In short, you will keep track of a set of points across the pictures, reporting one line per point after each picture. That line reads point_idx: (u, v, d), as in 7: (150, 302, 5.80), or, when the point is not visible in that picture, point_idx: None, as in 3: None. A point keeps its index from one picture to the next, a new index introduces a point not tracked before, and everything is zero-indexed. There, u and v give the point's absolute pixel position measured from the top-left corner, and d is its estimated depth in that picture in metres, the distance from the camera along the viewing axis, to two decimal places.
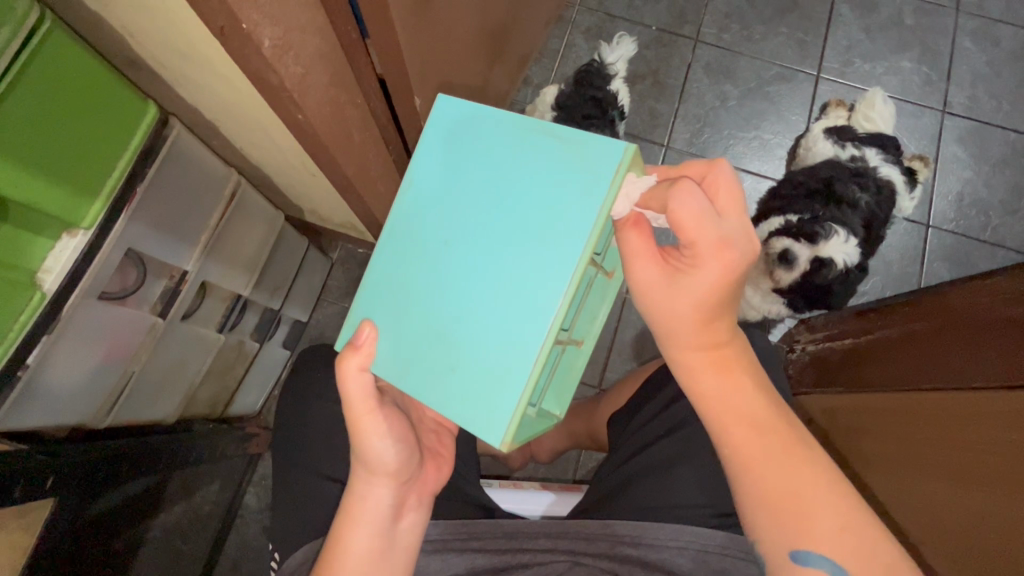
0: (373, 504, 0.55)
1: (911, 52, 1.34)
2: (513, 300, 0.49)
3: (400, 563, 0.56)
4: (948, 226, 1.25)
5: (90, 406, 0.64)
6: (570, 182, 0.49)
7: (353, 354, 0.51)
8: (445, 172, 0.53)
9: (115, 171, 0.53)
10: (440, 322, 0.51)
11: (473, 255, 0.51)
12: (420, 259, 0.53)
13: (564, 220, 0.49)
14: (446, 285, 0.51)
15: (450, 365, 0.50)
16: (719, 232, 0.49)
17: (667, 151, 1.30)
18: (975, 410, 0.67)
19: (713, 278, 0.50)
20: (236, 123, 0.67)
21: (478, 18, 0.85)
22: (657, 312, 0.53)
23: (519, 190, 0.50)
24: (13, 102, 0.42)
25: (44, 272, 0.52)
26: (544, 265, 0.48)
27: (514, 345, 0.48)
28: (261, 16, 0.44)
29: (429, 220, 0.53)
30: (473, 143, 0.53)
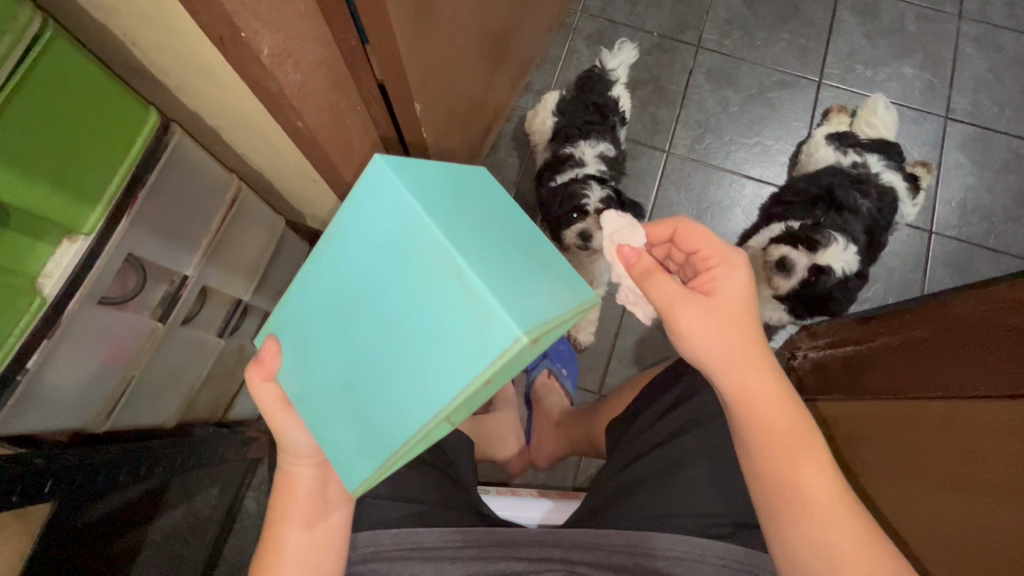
0: (300, 487, 0.57)
1: (914, 59, 1.34)
2: (367, 414, 0.45)
3: (334, 533, 0.57)
4: (951, 233, 1.24)
5: (92, 411, 0.64)
6: (460, 321, 0.40)
7: (256, 367, 0.52)
8: (366, 242, 0.44)
9: (115, 179, 0.53)
10: (317, 384, 0.48)
11: (355, 352, 0.45)
12: (322, 317, 0.48)
13: (431, 378, 0.41)
14: (332, 351, 0.47)
15: (315, 426, 0.49)
16: (720, 244, 0.56)
17: (668, 157, 1.30)
18: (980, 420, 0.66)
19: (741, 282, 0.54)
20: (237, 130, 0.68)
21: (478, 24, 0.86)
22: (713, 338, 0.52)
23: (412, 309, 0.42)
24: (15, 111, 0.42)
25: (44, 278, 0.52)
26: (407, 393, 0.42)
27: (366, 441, 0.45)
28: (260, 24, 0.44)
29: (337, 287, 0.46)
30: (394, 232, 0.42)
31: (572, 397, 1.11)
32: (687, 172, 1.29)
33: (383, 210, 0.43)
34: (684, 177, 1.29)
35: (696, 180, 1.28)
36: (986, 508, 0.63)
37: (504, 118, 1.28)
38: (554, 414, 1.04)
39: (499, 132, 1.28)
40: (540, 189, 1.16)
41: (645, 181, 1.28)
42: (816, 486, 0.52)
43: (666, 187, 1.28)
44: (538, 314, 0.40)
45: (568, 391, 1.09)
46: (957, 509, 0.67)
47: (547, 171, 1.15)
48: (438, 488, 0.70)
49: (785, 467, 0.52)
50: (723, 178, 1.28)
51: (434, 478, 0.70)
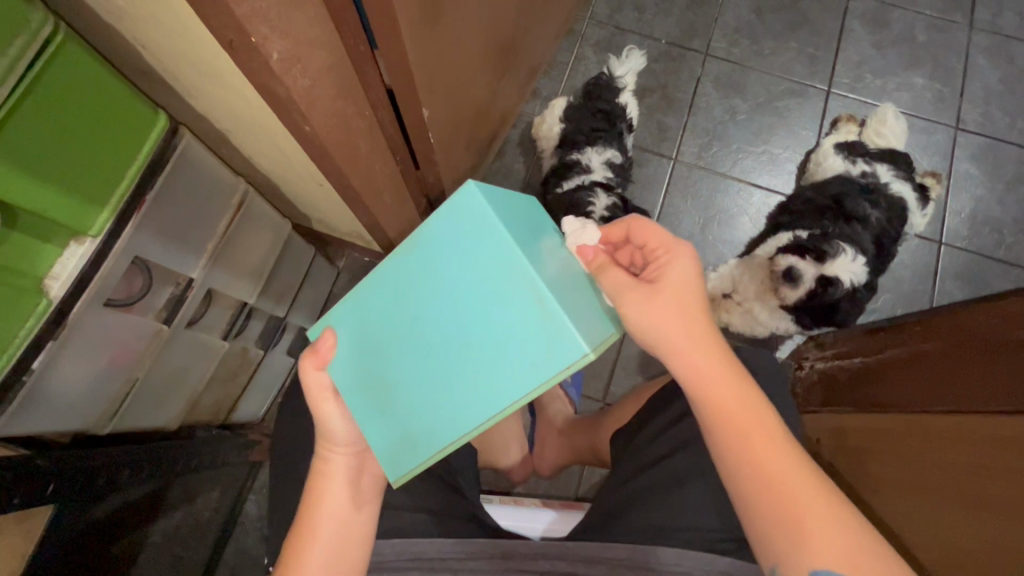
0: (336, 474, 0.57)
1: (923, 68, 1.34)
2: (427, 407, 0.49)
3: (366, 522, 0.57)
4: (961, 244, 1.23)
5: (94, 413, 0.64)
6: (529, 334, 0.44)
7: (311, 355, 0.54)
8: (448, 254, 0.48)
9: (123, 181, 0.53)
10: (375, 378, 0.52)
11: (421, 351, 0.49)
12: (389, 316, 0.51)
13: (498, 380, 0.45)
14: (396, 348, 0.51)
15: (366, 417, 0.52)
16: (667, 235, 0.55)
17: (675, 165, 1.29)
18: (986, 435, 0.65)
19: (684, 268, 0.53)
20: (245, 133, 0.67)
21: (486, 30, 0.86)
22: (656, 322, 0.51)
23: (483, 318, 0.46)
24: (24, 113, 0.43)
25: (51, 279, 0.52)
26: (471, 390, 0.46)
27: (424, 428, 0.49)
28: (270, 30, 0.44)
29: (410, 289, 0.50)
30: (477, 247, 0.46)
31: (576, 404, 1.11)
32: (694, 180, 1.28)
33: (464, 228, 0.47)
34: (691, 185, 1.28)
35: (703, 189, 1.27)
36: (992, 531, 0.62)
37: (511, 124, 1.28)
38: (558, 422, 1.03)
39: (506, 137, 1.28)
40: (547, 195, 1.15)
41: (651, 189, 1.27)
42: (795, 500, 0.49)
43: (672, 194, 1.27)
44: (597, 337, 0.45)
45: (571, 399, 1.08)
46: (961, 527, 0.66)
47: (553, 177, 1.14)
48: (440, 497, 0.69)
49: (737, 446, 0.52)
50: (730, 186, 1.28)
51: (436, 487, 0.70)
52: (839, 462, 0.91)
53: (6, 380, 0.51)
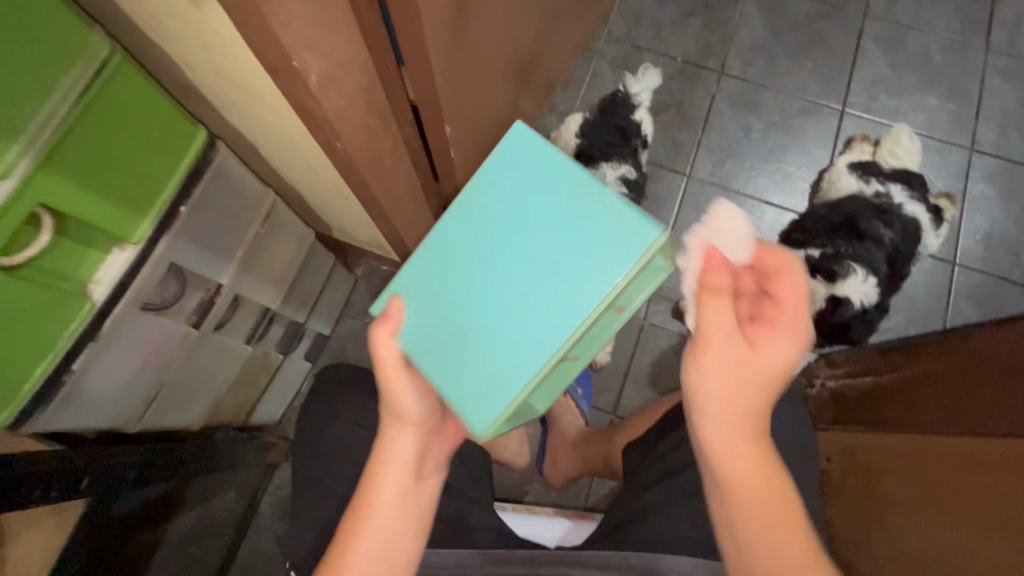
0: (400, 454, 0.58)
1: (938, 89, 1.35)
2: (513, 334, 0.48)
3: (424, 506, 0.59)
4: (976, 265, 1.23)
5: (125, 409, 0.66)
6: (608, 235, 0.47)
7: (383, 322, 0.52)
8: (500, 185, 0.50)
9: (164, 192, 0.56)
10: (452, 325, 0.50)
11: (496, 283, 0.49)
12: (455, 262, 0.51)
13: (583, 285, 0.47)
14: (471, 291, 0.50)
15: (447, 367, 0.49)
16: (802, 310, 0.55)
17: (688, 181, 1.31)
18: (1000, 456, 0.66)
19: (791, 350, 0.53)
20: (276, 147, 0.70)
21: (508, 49, 0.89)
22: (737, 377, 0.52)
23: (559, 236, 0.48)
24: (80, 130, 0.46)
25: (94, 283, 0.54)
26: (560, 308, 0.47)
27: (516, 361, 0.47)
28: (310, 55, 0.47)
29: (477, 232, 0.51)
30: (532, 173, 0.50)
31: (587, 417, 1.12)
32: (707, 197, 1.30)
33: (522, 159, 0.50)
34: (704, 201, 1.29)
35: None
36: (993, 544, 0.61)
37: None
38: (570, 433, 1.05)
39: None
40: None
41: (665, 204, 1.29)
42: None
43: (686, 210, 1.29)
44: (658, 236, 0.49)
45: (583, 411, 1.08)
46: (952, 547, 0.66)
47: None
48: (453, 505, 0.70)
49: (756, 523, 0.52)
50: (743, 203, 1.29)
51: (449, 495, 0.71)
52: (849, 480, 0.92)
53: (49, 380, 0.54)
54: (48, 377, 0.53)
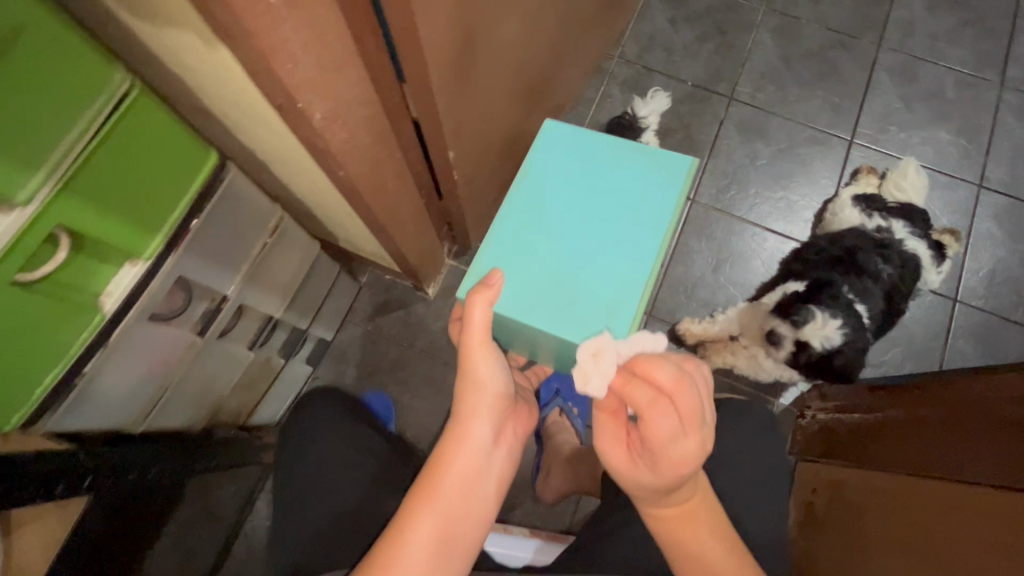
0: (478, 426, 0.55)
1: (949, 124, 1.35)
2: (605, 276, 0.58)
3: (491, 493, 0.56)
4: (977, 303, 1.23)
5: (133, 410, 0.70)
6: (654, 175, 0.63)
7: (484, 290, 0.53)
8: (547, 170, 0.64)
9: (174, 211, 0.59)
10: (553, 277, 0.58)
11: (575, 237, 0.60)
12: (534, 235, 0.60)
13: (643, 228, 0.60)
14: (560, 247, 0.59)
15: (561, 311, 0.56)
16: (676, 445, 0.51)
17: (692, 205, 1.32)
18: (973, 507, 0.67)
19: (662, 481, 0.53)
20: (284, 166, 0.73)
21: (515, 76, 0.91)
22: (621, 483, 0.58)
23: (615, 184, 0.63)
24: (99, 157, 0.49)
25: (105, 296, 0.58)
26: (639, 241, 0.60)
27: (623, 284, 0.57)
28: (314, 95, 0.49)
29: (544, 205, 0.62)
30: (569, 159, 0.64)
31: (581, 436, 1.14)
32: (710, 222, 1.31)
33: (564, 146, 0.65)
34: (707, 226, 1.30)
35: (718, 230, 1.30)
36: None
37: None
38: (562, 451, 1.07)
39: None
40: None
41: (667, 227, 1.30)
42: None
43: (688, 234, 1.30)
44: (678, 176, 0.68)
45: (578, 431, 1.13)
46: None
47: None
48: None
49: None
50: (746, 230, 1.30)
51: None
52: (831, 513, 0.94)
53: (64, 384, 0.57)
54: (64, 381, 0.57)
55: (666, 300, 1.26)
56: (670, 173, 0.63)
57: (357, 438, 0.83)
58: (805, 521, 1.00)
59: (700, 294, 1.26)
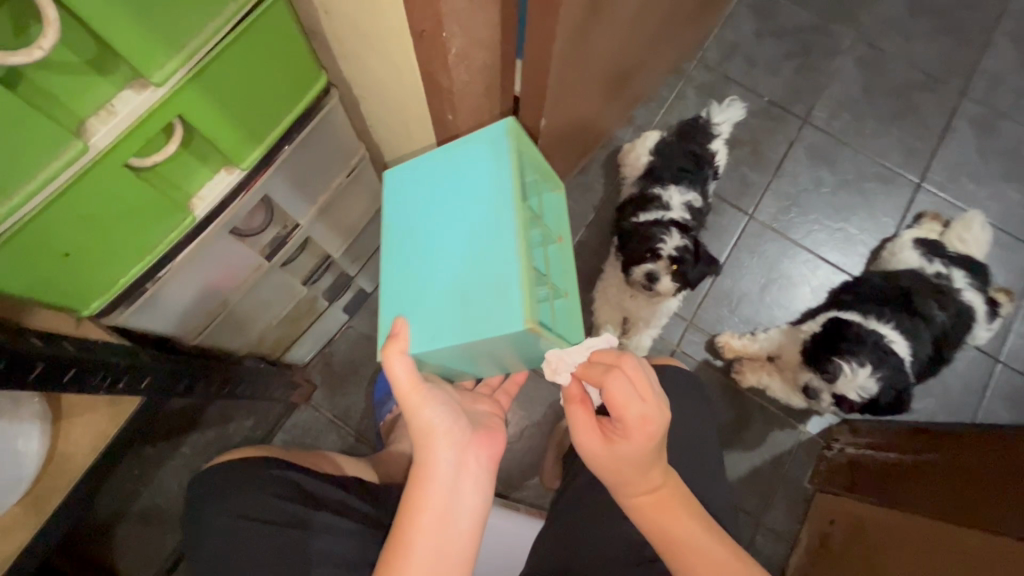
0: (439, 469, 0.51)
1: (1020, 185, 1.32)
2: (484, 276, 0.50)
3: (470, 535, 0.52)
4: (1019, 366, 1.21)
5: (191, 321, 0.70)
6: (488, 151, 0.54)
7: (392, 342, 0.50)
8: (404, 207, 0.57)
9: (279, 125, 0.59)
10: (441, 298, 0.51)
11: (445, 253, 0.53)
12: (411, 260, 0.54)
13: (499, 220, 0.51)
14: (435, 273, 0.52)
15: (454, 330, 0.50)
16: (642, 407, 0.48)
17: (749, 221, 1.30)
18: (1001, 554, 0.65)
19: (640, 452, 0.49)
20: (378, 105, 0.72)
21: (611, 56, 0.90)
22: (596, 471, 0.53)
23: (461, 182, 0.54)
24: (232, 53, 0.48)
25: (198, 198, 0.57)
26: (499, 221, 0.51)
27: (501, 266, 0.49)
28: (457, 29, 0.48)
29: (415, 237, 0.55)
30: (415, 176, 0.57)
31: None
32: (764, 240, 1.29)
33: (405, 181, 0.58)
34: (760, 244, 1.29)
35: (770, 250, 1.28)
36: None
37: (600, 144, 1.30)
38: None
39: (592, 156, 1.31)
40: (620, 223, 1.16)
41: (721, 237, 1.29)
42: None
43: (740, 249, 1.28)
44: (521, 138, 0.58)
45: None
46: None
47: (630, 206, 1.14)
48: None
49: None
50: (798, 254, 1.28)
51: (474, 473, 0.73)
52: (849, 547, 0.93)
53: (134, 286, 0.56)
54: (136, 282, 0.56)
55: (710, 310, 1.25)
56: (496, 139, 0.54)
57: (246, 501, 0.60)
58: (820, 553, 1.00)
59: (744, 311, 1.25)
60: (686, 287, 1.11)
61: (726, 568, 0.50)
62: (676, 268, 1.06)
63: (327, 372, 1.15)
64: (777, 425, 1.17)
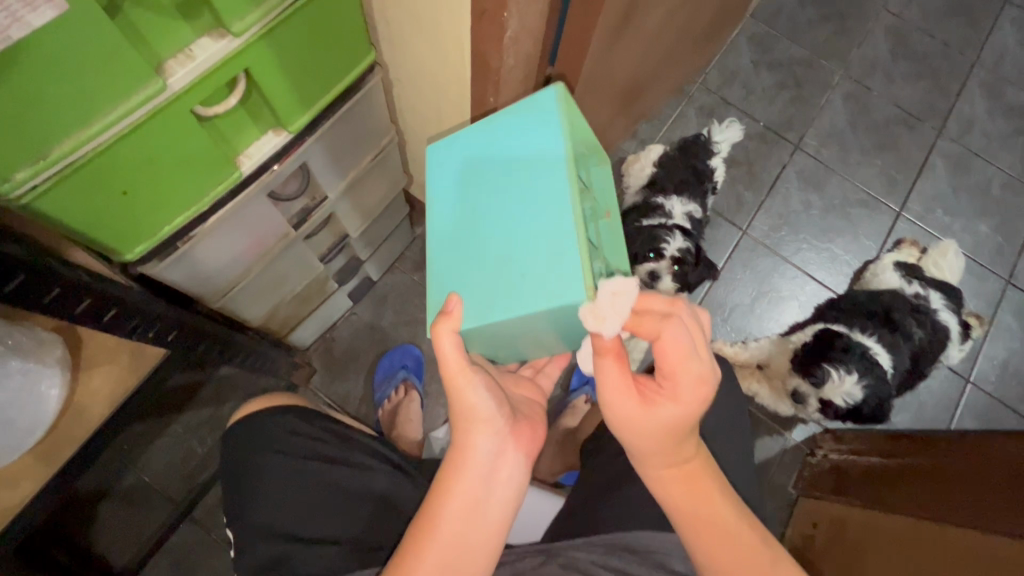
0: (477, 457, 0.50)
1: (990, 219, 1.42)
2: (539, 247, 0.50)
3: (494, 527, 0.50)
4: (987, 388, 1.28)
5: (216, 284, 0.71)
6: (535, 123, 0.54)
7: (445, 318, 0.49)
8: (453, 185, 0.58)
9: (328, 95, 0.61)
10: (492, 271, 0.52)
11: (495, 225, 0.53)
12: (461, 237, 0.56)
13: (549, 189, 0.51)
14: (484, 246, 0.53)
15: (503, 300, 0.50)
16: (698, 367, 0.50)
17: (743, 236, 1.36)
18: (986, 547, 0.69)
19: (683, 413, 0.50)
20: (414, 89, 0.75)
21: (629, 67, 0.95)
22: (626, 435, 0.52)
23: (509, 154, 0.55)
24: (302, 16, 0.51)
25: (245, 156, 0.58)
26: (550, 191, 0.51)
27: (554, 236, 0.49)
28: (516, 12, 0.52)
29: (464, 213, 0.56)
30: (462, 152, 0.58)
31: None
32: (756, 256, 1.35)
33: (451, 159, 0.59)
34: (752, 259, 1.35)
35: (762, 265, 1.34)
36: None
37: (606, 155, 1.36)
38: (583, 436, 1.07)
39: None
40: (624, 228, 1.20)
41: (716, 251, 1.35)
42: None
43: (733, 262, 1.34)
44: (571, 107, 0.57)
45: None
46: None
47: (633, 213, 1.19)
48: None
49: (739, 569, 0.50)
50: (788, 270, 1.34)
51: None
52: (833, 545, 0.97)
53: (166, 241, 0.57)
54: (168, 237, 0.57)
55: (703, 319, 1.30)
56: (542, 111, 0.54)
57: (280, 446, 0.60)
58: (805, 551, 1.04)
59: (735, 321, 1.30)
60: (684, 290, 1.15)
61: (743, 542, 0.51)
62: (677, 269, 1.11)
63: (328, 357, 1.15)
64: (765, 431, 1.23)
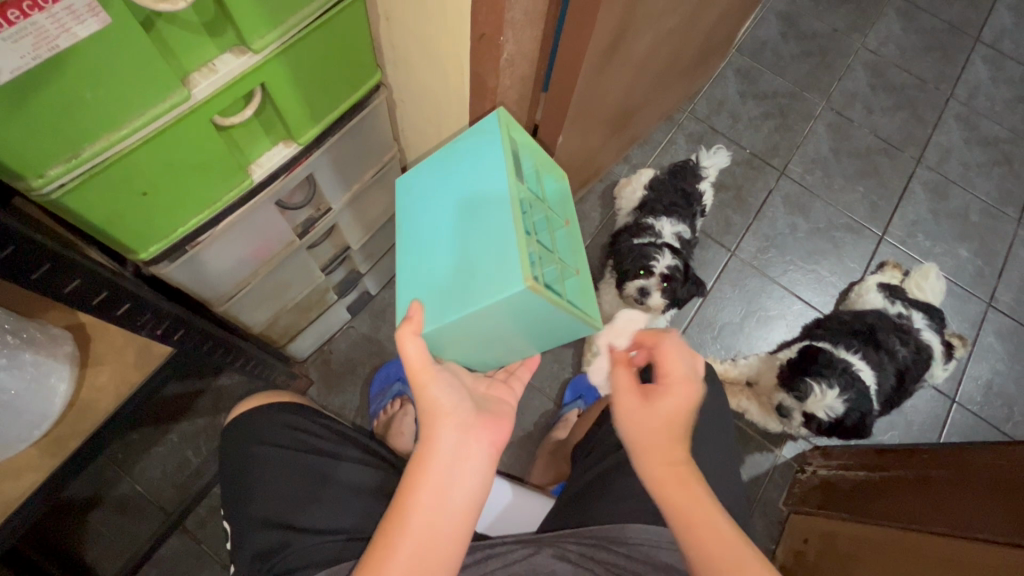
0: (441, 450, 0.49)
1: (969, 244, 1.47)
2: (488, 247, 0.54)
3: (459, 518, 0.48)
4: (972, 407, 1.31)
5: (222, 288, 0.74)
6: (481, 145, 0.60)
7: (407, 323, 0.52)
8: (422, 206, 0.63)
9: (334, 110, 0.65)
10: (449, 277, 0.56)
11: (451, 236, 0.58)
12: (425, 250, 0.60)
13: (494, 198, 0.56)
14: (443, 256, 0.57)
15: (458, 301, 0.53)
16: (687, 370, 0.61)
17: (731, 257, 1.41)
18: (972, 552, 0.70)
19: (679, 406, 0.58)
20: (415, 108, 0.80)
21: (619, 93, 1.01)
22: (627, 430, 0.59)
23: (462, 174, 0.60)
24: (315, 38, 0.55)
25: (256, 165, 0.63)
26: (495, 199, 0.56)
27: (500, 236, 0.53)
28: (510, 37, 0.57)
29: (427, 230, 0.61)
30: (427, 178, 0.64)
31: None
32: (744, 276, 1.39)
33: (421, 184, 0.65)
34: (740, 279, 1.39)
35: (750, 285, 1.38)
36: None
37: (599, 178, 1.41)
38: None
39: (591, 187, 1.41)
40: (615, 248, 1.24)
41: (705, 270, 1.39)
42: None
43: (722, 281, 1.38)
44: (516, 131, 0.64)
45: None
46: None
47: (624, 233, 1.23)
48: None
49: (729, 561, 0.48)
50: (775, 290, 1.38)
51: None
52: (823, 559, 0.98)
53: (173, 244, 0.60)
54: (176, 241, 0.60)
55: (693, 336, 1.33)
56: (487, 132, 0.60)
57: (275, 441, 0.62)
58: (794, 567, 1.04)
59: (725, 339, 1.33)
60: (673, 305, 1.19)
61: (723, 535, 0.50)
62: (665, 285, 1.14)
63: (324, 368, 1.17)
64: (755, 447, 1.25)
